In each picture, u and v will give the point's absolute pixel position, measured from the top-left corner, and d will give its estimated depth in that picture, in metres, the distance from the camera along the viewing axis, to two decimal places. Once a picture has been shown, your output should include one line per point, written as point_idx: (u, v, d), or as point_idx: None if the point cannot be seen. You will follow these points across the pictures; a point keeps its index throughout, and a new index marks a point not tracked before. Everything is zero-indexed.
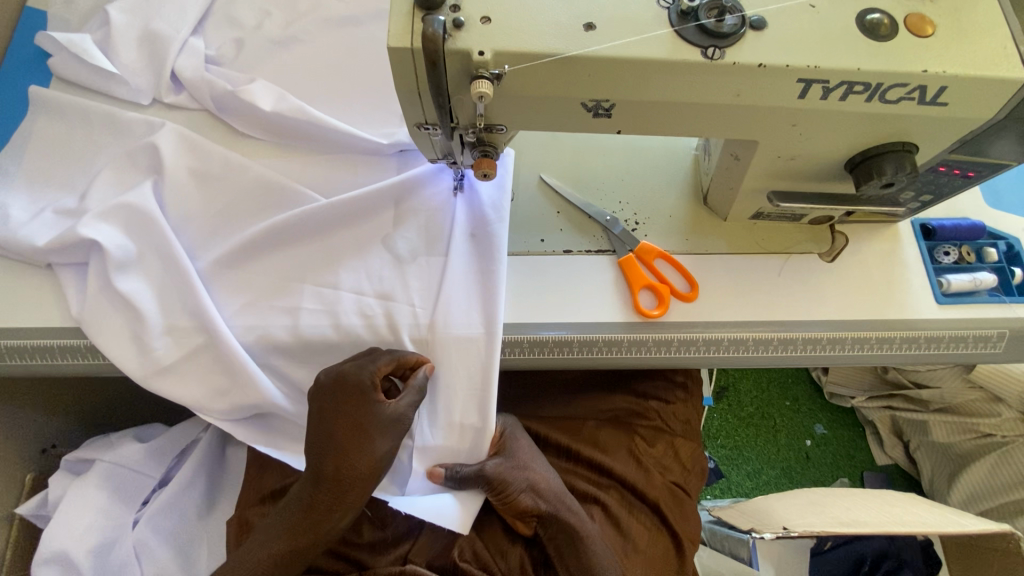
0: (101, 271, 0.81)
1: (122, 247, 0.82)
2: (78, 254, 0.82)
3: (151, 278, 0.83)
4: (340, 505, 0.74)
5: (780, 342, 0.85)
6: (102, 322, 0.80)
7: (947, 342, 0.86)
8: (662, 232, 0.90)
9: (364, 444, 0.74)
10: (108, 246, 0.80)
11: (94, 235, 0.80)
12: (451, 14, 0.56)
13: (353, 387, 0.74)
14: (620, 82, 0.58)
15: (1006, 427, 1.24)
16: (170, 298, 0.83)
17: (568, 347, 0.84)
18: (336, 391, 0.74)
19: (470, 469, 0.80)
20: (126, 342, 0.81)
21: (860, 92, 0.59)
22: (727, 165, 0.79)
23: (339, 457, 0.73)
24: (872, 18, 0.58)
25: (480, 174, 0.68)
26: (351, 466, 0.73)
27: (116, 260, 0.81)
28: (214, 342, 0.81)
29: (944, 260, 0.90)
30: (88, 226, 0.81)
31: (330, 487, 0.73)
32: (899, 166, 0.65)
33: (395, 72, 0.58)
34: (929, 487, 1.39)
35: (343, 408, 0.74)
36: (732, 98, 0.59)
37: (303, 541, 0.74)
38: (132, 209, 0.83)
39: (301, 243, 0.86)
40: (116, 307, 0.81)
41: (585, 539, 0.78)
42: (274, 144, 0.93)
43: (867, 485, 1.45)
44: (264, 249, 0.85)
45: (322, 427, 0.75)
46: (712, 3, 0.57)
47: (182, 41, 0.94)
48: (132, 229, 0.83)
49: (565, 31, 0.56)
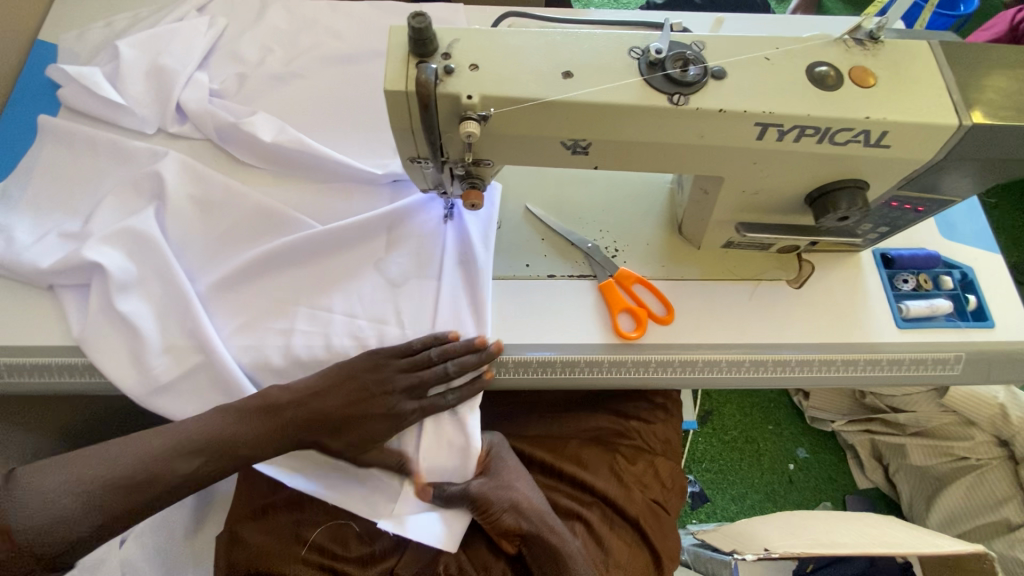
0: (102, 293, 0.84)
1: (124, 269, 0.85)
2: (81, 276, 0.85)
3: (151, 298, 0.86)
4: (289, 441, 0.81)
5: (752, 364, 0.90)
6: (100, 341, 0.83)
7: (907, 364, 0.92)
8: (640, 259, 0.96)
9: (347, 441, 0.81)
10: (111, 269, 0.83)
11: (97, 258, 0.83)
12: (443, 61, 0.62)
13: (407, 411, 0.81)
14: (596, 124, 0.64)
15: (981, 451, 1.30)
16: (169, 318, 0.86)
17: (551, 366, 0.88)
18: (399, 398, 0.81)
19: (457, 487, 0.83)
20: (127, 359, 0.83)
21: (811, 134, 0.65)
22: (698, 199, 0.84)
23: (354, 413, 0.80)
24: (820, 70, 0.65)
25: (468, 204, 0.73)
26: (359, 423, 0.80)
27: (117, 282, 0.84)
28: (210, 361, 0.84)
29: (905, 287, 0.96)
30: (92, 249, 0.84)
31: (306, 430, 0.80)
32: (852, 201, 0.72)
33: (392, 112, 0.63)
34: (908, 510, 1.41)
35: (385, 415, 0.81)
36: (697, 138, 0.65)
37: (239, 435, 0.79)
38: (135, 233, 0.86)
39: (297, 266, 0.90)
40: (117, 328, 0.84)
41: (565, 559, 0.81)
42: (271, 171, 0.98)
43: (848, 507, 1.48)
44: (262, 271, 0.89)
45: (364, 407, 0.81)
46: (677, 56, 0.63)
47: (187, 75, 1.00)
48: (134, 253, 0.87)
49: (545, 78, 0.62)
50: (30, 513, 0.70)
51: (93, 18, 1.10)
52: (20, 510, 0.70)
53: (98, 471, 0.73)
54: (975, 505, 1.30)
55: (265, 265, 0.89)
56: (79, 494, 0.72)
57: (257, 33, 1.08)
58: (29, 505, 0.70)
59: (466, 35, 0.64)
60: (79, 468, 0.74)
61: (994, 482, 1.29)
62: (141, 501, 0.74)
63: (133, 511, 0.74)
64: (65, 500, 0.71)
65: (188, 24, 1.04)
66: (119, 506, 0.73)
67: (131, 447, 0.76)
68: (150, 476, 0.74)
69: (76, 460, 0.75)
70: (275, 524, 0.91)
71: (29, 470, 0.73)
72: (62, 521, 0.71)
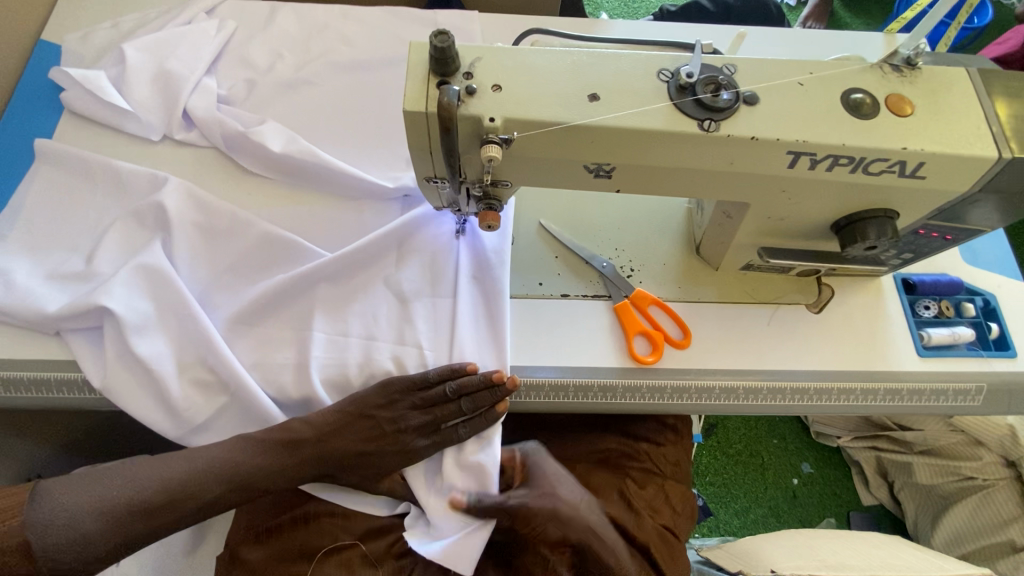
0: (116, 338, 0.79)
1: (136, 311, 0.80)
2: (90, 320, 0.80)
3: (166, 340, 0.81)
4: (297, 470, 0.80)
5: (769, 392, 0.88)
6: (117, 389, 0.79)
7: (928, 394, 0.90)
8: (656, 279, 0.93)
9: (358, 471, 0.83)
10: (123, 313, 0.79)
11: (108, 301, 0.78)
12: (465, 81, 0.59)
13: (417, 448, 0.82)
14: (623, 150, 0.61)
15: (988, 471, 1.26)
16: (188, 358, 0.82)
17: (564, 391, 0.85)
18: (410, 434, 0.82)
19: (494, 500, 0.79)
20: (147, 406, 0.80)
21: (845, 164, 0.62)
22: (719, 222, 0.82)
23: (370, 449, 0.81)
24: (855, 97, 0.62)
25: (485, 226, 0.70)
26: (377, 457, 0.82)
27: (132, 325, 0.79)
28: (239, 396, 0.82)
29: (926, 314, 0.94)
30: (104, 291, 0.79)
31: (320, 462, 0.81)
32: (881, 230, 0.70)
33: (410, 133, 0.61)
34: (913, 528, 1.41)
35: (395, 450, 0.82)
36: (727, 165, 0.63)
37: (252, 463, 0.78)
38: (150, 270, 0.83)
39: (303, 296, 0.88)
40: (134, 374, 0.79)
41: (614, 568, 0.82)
42: (281, 182, 0.96)
43: (853, 526, 1.46)
44: (273, 305, 0.86)
45: (375, 443, 0.81)
46: (709, 80, 0.60)
47: (195, 80, 0.97)
48: (152, 293, 0.82)
49: (571, 100, 0.59)
50: (45, 530, 0.69)
51: (99, 18, 1.07)
52: (35, 526, 0.69)
53: (115, 493, 0.73)
54: (981, 526, 1.26)
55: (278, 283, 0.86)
56: (96, 513, 0.71)
57: (266, 37, 1.05)
58: (47, 521, 0.69)
59: (489, 54, 0.61)
60: (97, 488, 0.73)
61: (1001, 503, 1.24)
62: (154, 528, 0.73)
63: (144, 536, 0.73)
64: (83, 518, 0.71)
65: (196, 27, 1.02)
66: (129, 531, 0.72)
67: (149, 471, 0.75)
68: (165, 504, 0.74)
69: (94, 477, 0.75)
70: (280, 546, 0.87)
71: (47, 485, 0.72)
72: (75, 540, 0.70)
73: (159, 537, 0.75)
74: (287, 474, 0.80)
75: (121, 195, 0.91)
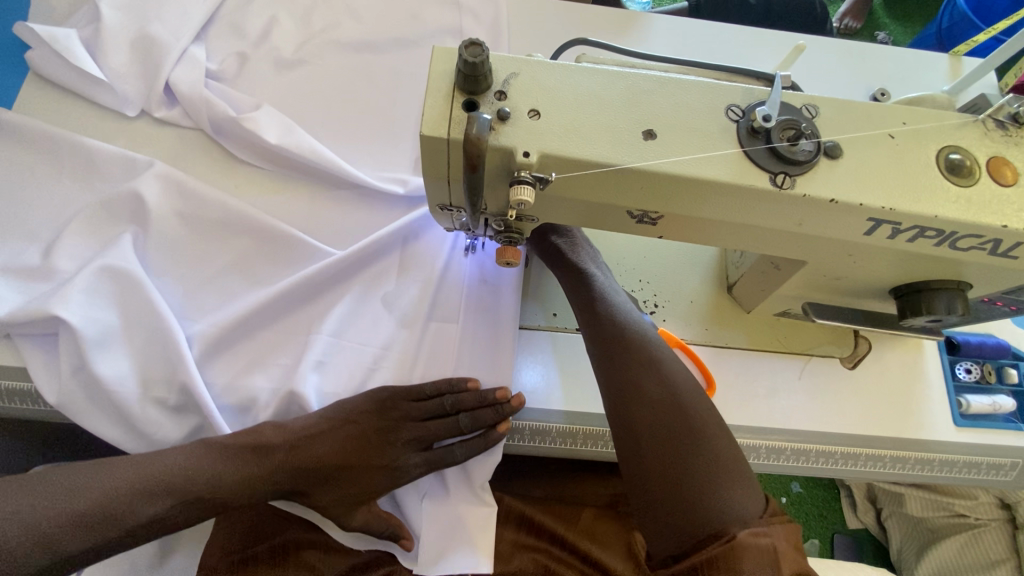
0: (71, 351, 0.70)
1: (97, 323, 0.71)
2: (45, 328, 0.71)
3: (131, 356, 0.72)
4: (264, 479, 0.70)
5: (792, 453, 0.81)
6: (76, 410, 0.71)
7: (960, 466, 0.83)
8: (680, 319, 0.85)
9: (332, 487, 0.73)
10: (80, 326, 0.69)
11: (62, 311, 0.69)
12: (497, 102, 0.49)
13: (397, 462, 0.74)
14: (675, 199, 0.52)
15: (981, 510, 1.19)
16: (155, 379, 0.72)
17: (572, 438, 0.78)
18: (396, 446, 0.74)
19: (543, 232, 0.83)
20: (108, 430, 0.71)
21: (931, 236, 0.53)
22: (763, 270, 0.73)
23: (350, 461, 0.73)
24: (953, 158, 0.53)
25: (504, 263, 0.61)
26: (357, 471, 0.74)
27: (91, 339, 0.70)
28: (210, 425, 0.73)
29: (965, 377, 0.87)
30: (60, 298, 0.70)
31: (300, 471, 0.71)
32: (950, 305, 0.61)
33: (426, 159, 0.51)
34: (896, 559, 1.34)
35: (376, 460, 0.74)
36: (795, 226, 0.54)
37: (218, 470, 0.69)
38: (117, 274, 0.73)
39: (293, 311, 0.79)
40: (93, 393, 0.71)
41: (639, 395, 0.68)
42: (274, 173, 0.86)
43: (837, 551, 1.41)
44: (258, 323, 0.77)
45: (355, 452, 0.74)
46: (787, 124, 0.51)
47: (181, 49, 0.85)
48: (119, 302, 0.73)
49: (621, 138, 0.50)
50: None
51: None
52: None
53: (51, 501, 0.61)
54: (966, 565, 1.20)
55: (267, 292, 0.77)
56: (25, 523, 0.59)
57: (264, 2, 0.93)
58: None
59: (529, 69, 0.51)
60: (30, 495, 0.61)
61: (989, 544, 1.18)
62: (95, 546, 0.62)
63: (83, 555, 0.62)
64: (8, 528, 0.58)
65: None
66: (66, 546, 0.60)
67: (93, 477, 0.64)
68: (112, 516, 0.62)
69: (26, 483, 0.62)
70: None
71: None
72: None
73: (107, 553, 0.63)
74: (255, 486, 0.70)
75: (89, 177, 0.80)
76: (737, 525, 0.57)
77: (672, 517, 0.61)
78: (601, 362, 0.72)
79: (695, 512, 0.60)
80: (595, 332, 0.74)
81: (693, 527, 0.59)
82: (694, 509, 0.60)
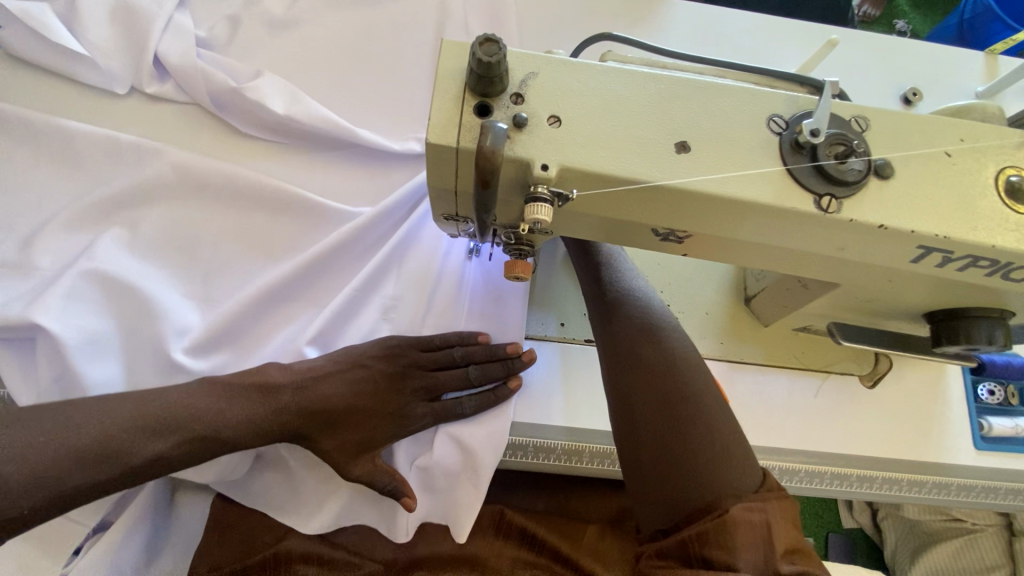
0: (51, 359, 0.65)
1: (82, 331, 0.66)
2: (20, 333, 0.65)
3: (113, 361, 0.68)
4: (272, 417, 0.65)
5: (805, 474, 0.77)
6: None
7: (976, 491, 0.80)
8: (695, 332, 0.80)
9: (337, 432, 0.69)
10: (65, 334, 0.64)
11: (41, 318, 0.63)
12: (512, 107, 0.44)
13: (404, 411, 0.71)
14: (705, 216, 0.47)
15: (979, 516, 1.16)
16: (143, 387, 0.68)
17: (577, 456, 0.74)
18: (404, 394, 0.71)
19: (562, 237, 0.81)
20: None
21: (983, 266, 0.48)
22: (788, 287, 0.69)
23: (357, 405, 0.69)
24: (1014, 180, 0.48)
25: (512, 277, 0.54)
26: (366, 417, 0.70)
27: (76, 347, 0.65)
28: None
29: (987, 399, 0.84)
30: (41, 305, 0.64)
31: (307, 412, 0.67)
32: (991, 334, 0.57)
33: (432, 167, 0.46)
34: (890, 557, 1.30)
35: (384, 407, 0.70)
36: (835, 251, 0.49)
37: (228, 406, 0.63)
38: (103, 277, 0.68)
39: (306, 290, 0.76)
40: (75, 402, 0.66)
41: (640, 364, 0.63)
42: (267, 160, 0.80)
43: (829, 549, 1.38)
44: (271, 302, 0.74)
45: (364, 396, 0.69)
46: (836, 140, 0.45)
47: (166, 17, 0.78)
48: (103, 307, 0.69)
49: (651, 150, 0.44)
50: None
51: None
52: None
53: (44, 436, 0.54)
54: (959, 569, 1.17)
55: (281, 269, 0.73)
56: (19, 459, 0.52)
57: None
58: None
59: (550, 67, 0.45)
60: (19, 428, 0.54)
61: (984, 549, 1.15)
62: (98, 483, 0.55)
63: (85, 492, 0.55)
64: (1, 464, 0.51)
65: None
66: (69, 480, 0.54)
67: (90, 411, 0.57)
68: (115, 451, 0.56)
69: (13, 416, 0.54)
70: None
71: None
72: None
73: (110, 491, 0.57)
74: (259, 425, 0.65)
75: (69, 163, 0.75)
76: (730, 497, 0.51)
77: (664, 490, 0.55)
78: (603, 331, 0.68)
79: (684, 481, 0.54)
80: (596, 303, 0.70)
81: (681, 498, 0.54)
82: (685, 479, 0.54)
